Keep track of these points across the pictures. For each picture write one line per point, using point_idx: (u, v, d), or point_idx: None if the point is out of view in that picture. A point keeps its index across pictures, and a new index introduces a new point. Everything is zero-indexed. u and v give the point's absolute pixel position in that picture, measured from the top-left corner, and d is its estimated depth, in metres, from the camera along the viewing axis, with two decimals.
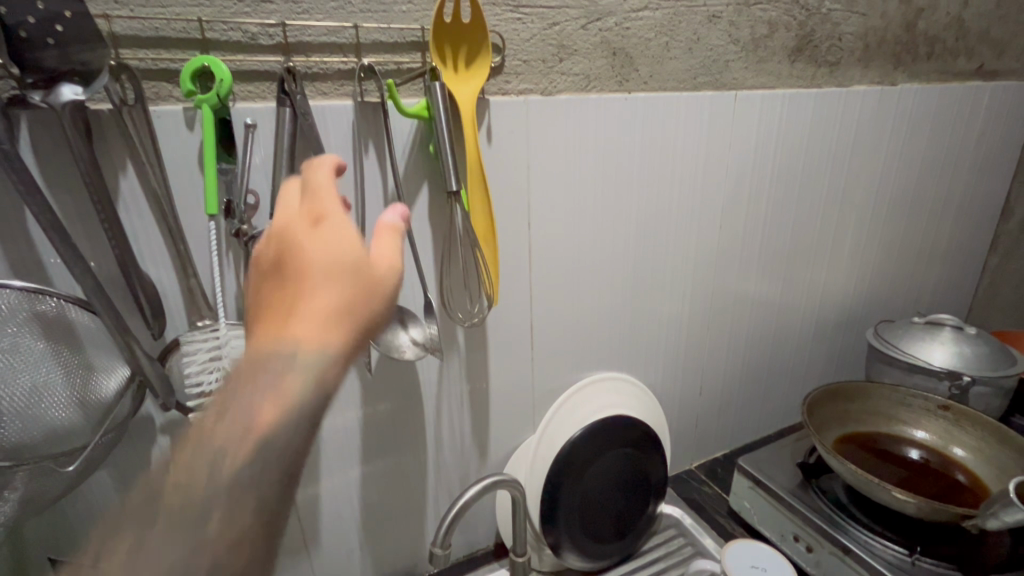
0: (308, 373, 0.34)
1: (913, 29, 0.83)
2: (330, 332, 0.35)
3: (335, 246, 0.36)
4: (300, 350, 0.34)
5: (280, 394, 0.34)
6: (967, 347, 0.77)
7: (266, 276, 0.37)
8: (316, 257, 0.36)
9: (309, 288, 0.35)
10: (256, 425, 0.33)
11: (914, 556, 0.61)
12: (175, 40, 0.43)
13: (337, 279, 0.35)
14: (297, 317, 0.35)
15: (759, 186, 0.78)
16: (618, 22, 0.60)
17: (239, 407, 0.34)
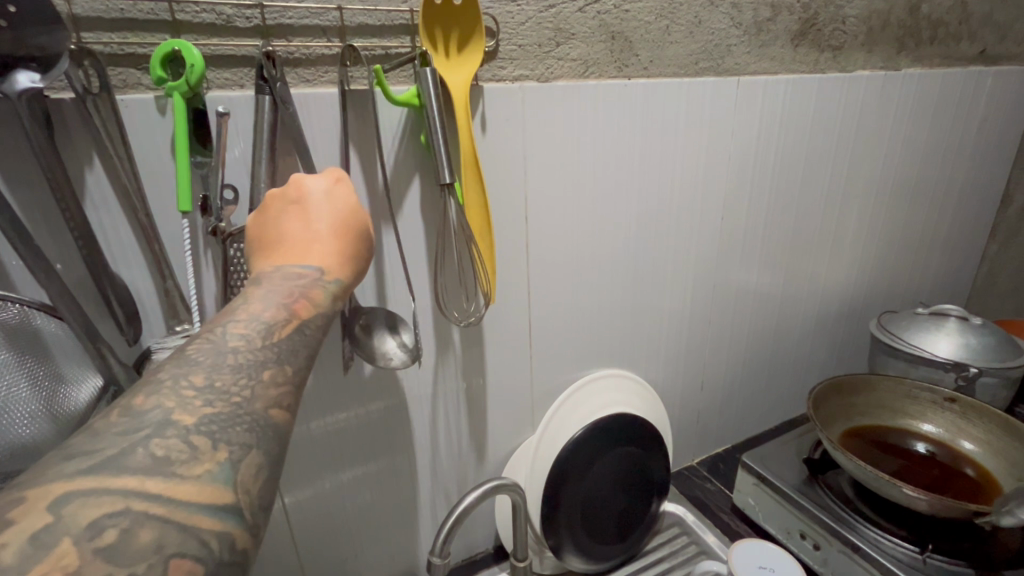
0: (328, 291, 0.33)
1: (917, 12, 0.81)
2: (345, 267, 0.35)
3: (342, 199, 0.37)
4: (319, 273, 0.34)
5: (306, 300, 0.32)
6: (974, 338, 0.76)
7: (273, 211, 0.36)
8: (333, 201, 0.37)
9: (327, 225, 0.36)
10: (294, 314, 0.30)
11: (924, 554, 0.59)
12: (143, 23, 0.39)
13: (353, 223, 0.37)
14: (314, 245, 0.35)
15: (762, 175, 0.75)
16: (616, 5, 0.57)
17: (271, 298, 0.31)
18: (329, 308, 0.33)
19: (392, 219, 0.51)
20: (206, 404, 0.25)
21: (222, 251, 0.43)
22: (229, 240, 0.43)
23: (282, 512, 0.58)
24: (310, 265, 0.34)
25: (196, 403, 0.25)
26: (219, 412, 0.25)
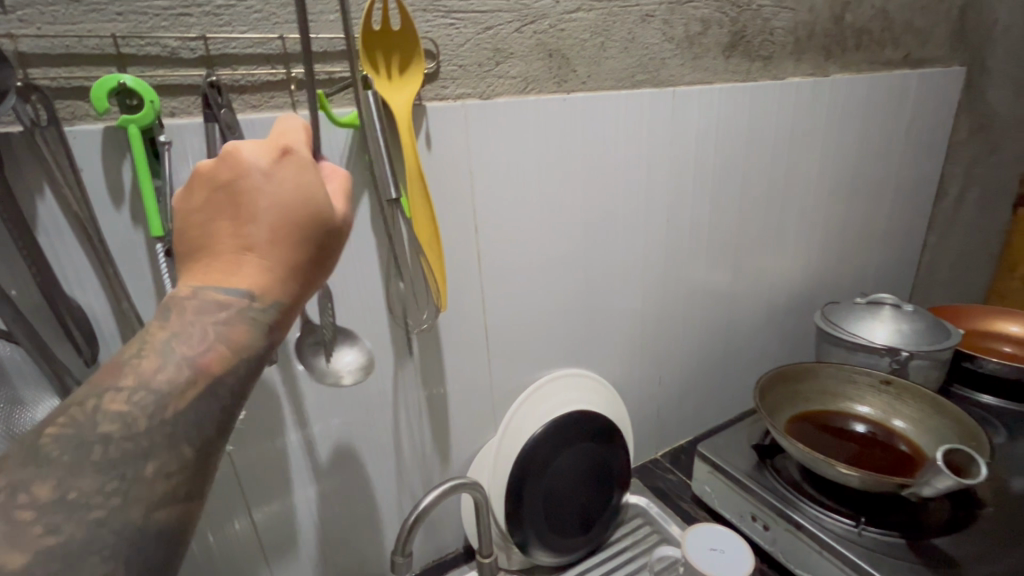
0: (257, 319, 0.32)
1: (841, 22, 0.87)
2: (285, 282, 0.33)
3: (284, 194, 0.33)
4: (250, 297, 0.32)
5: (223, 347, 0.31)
6: (906, 323, 0.82)
7: (208, 205, 0.33)
8: (275, 193, 0.32)
9: (263, 230, 0.32)
10: (198, 374, 0.29)
11: (858, 525, 0.63)
12: (88, 57, 0.41)
13: (296, 221, 0.33)
14: (248, 258, 0.32)
15: (704, 177, 0.80)
16: (552, 24, 0.61)
17: (173, 351, 0.29)
18: (252, 346, 0.32)
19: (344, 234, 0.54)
20: (46, 533, 0.25)
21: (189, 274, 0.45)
22: None
23: (250, 523, 0.59)
24: (242, 290, 0.32)
25: (33, 532, 0.24)
26: (67, 541, 0.25)
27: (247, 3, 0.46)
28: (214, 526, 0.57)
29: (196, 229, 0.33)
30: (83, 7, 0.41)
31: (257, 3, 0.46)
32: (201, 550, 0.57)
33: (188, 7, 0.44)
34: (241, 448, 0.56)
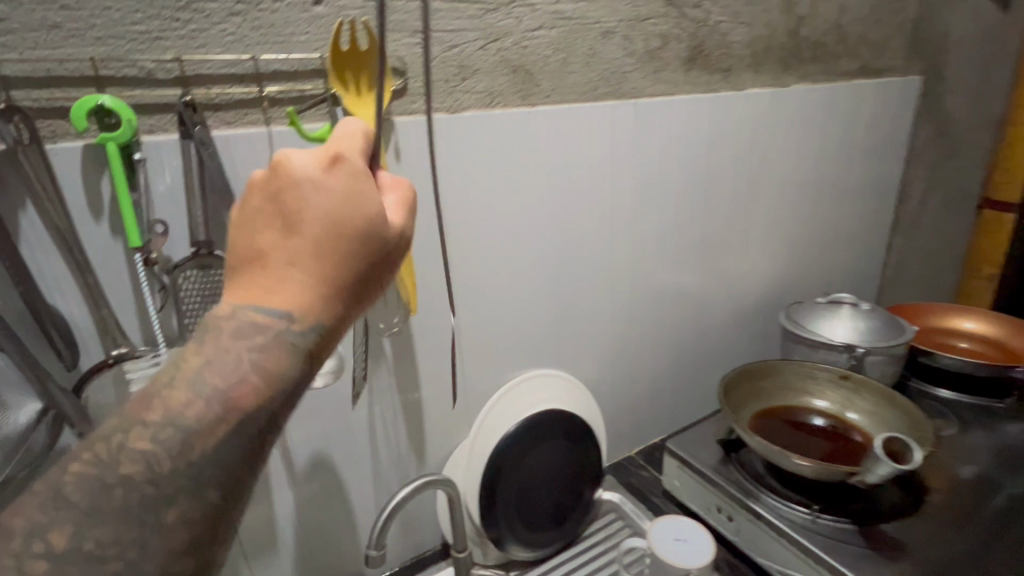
0: (294, 344, 0.32)
1: (796, 35, 0.91)
2: (334, 304, 0.33)
3: (331, 207, 0.32)
4: (299, 319, 0.32)
5: (261, 378, 0.31)
6: (863, 322, 0.86)
7: (256, 213, 0.32)
8: (331, 208, 0.32)
9: (315, 248, 0.32)
10: (226, 412, 0.30)
11: (812, 513, 0.67)
12: (69, 80, 0.44)
13: (349, 240, 0.32)
14: (299, 276, 0.32)
15: (667, 184, 0.83)
16: (515, 41, 0.64)
17: (205, 384, 0.30)
18: (285, 377, 0.32)
19: None
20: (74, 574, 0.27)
21: (169, 282, 0.49)
22: (175, 271, 0.49)
23: None
24: (290, 310, 0.32)
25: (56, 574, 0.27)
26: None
27: (220, 27, 0.48)
28: None
29: (242, 239, 0.32)
30: (63, 33, 0.43)
31: (231, 27, 0.49)
32: None
33: (164, 31, 0.46)
34: None
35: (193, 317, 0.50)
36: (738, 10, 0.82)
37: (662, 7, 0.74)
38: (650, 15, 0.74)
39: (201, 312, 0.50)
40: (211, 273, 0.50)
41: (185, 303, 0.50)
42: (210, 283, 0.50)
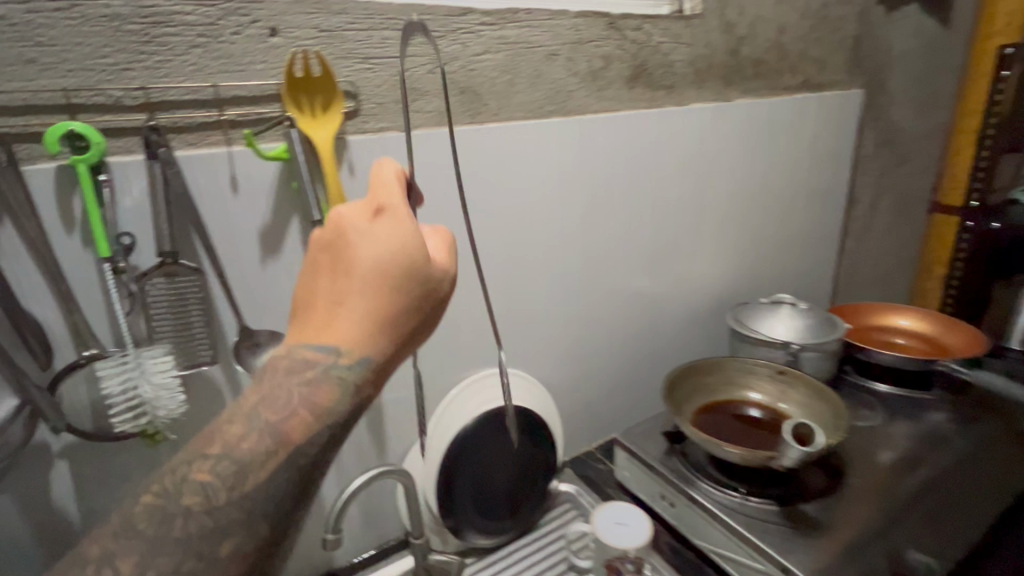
0: (341, 375, 0.38)
1: (737, 54, 0.98)
2: (382, 340, 0.39)
3: (374, 253, 0.38)
4: (353, 355, 0.38)
5: (317, 413, 0.38)
6: (801, 321, 0.92)
7: (316, 263, 0.40)
8: (377, 255, 0.38)
9: (363, 290, 0.38)
10: (278, 444, 0.36)
11: (741, 497, 0.73)
12: (43, 108, 0.49)
13: (390, 281, 0.39)
14: (351, 317, 0.39)
15: (614, 193, 0.89)
16: (462, 65, 0.70)
17: (261, 418, 0.36)
18: (332, 411, 0.38)
19: (276, 252, 0.62)
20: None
21: (138, 290, 0.53)
22: (142, 279, 0.53)
23: None
24: (345, 347, 0.38)
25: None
26: None
27: (183, 58, 0.54)
28: None
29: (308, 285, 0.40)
30: (38, 67, 0.48)
31: (192, 58, 0.54)
32: None
33: (131, 63, 0.52)
34: None
35: (160, 321, 0.54)
36: (679, 32, 0.89)
37: (604, 30, 0.80)
38: (592, 38, 0.80)
39: (167, 316, 0.55)
40: (177, 280, 0.55)
41: (152, 308, 0.54)
42: (175, 290, 0.55)
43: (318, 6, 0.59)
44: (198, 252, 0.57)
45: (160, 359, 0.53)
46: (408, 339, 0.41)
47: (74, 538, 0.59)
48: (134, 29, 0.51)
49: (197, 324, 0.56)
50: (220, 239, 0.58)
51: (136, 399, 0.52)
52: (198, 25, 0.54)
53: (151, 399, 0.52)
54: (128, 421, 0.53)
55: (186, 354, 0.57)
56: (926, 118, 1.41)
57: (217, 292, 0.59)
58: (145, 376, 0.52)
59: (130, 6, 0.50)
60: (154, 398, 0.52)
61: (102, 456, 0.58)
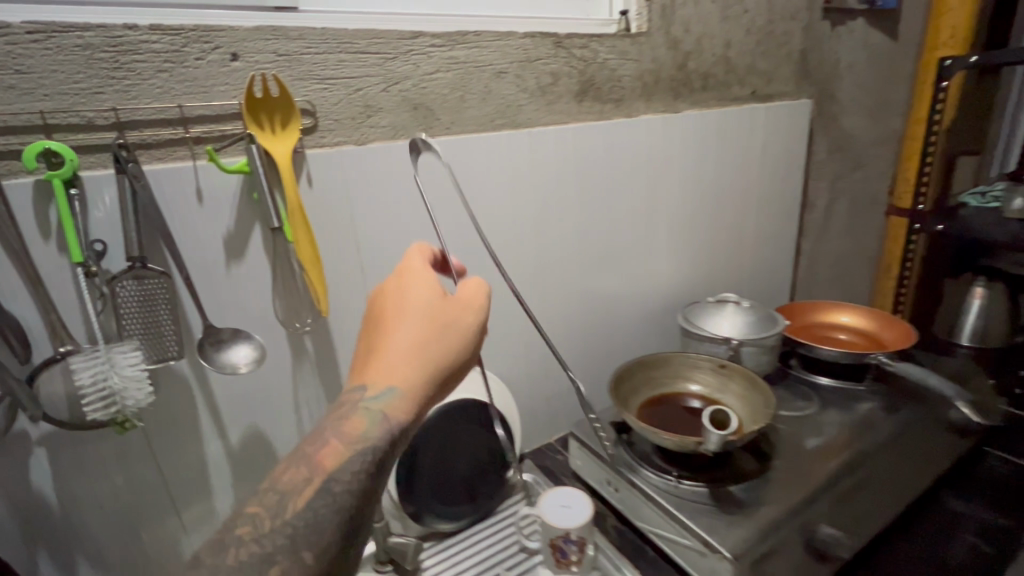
0: (365, 404, 0.50)
1: (685, 68, 1.04)
2: (410, 370, 0.52)
3: (393, 311, 0.54)
4: (384, 386, 0.51)
5: (351, 440, 0.49)
6: (743, 318, 0.98)
7: (365, 329, 0.57)
8: (408, 303, 0.54)
9: (385, 337, 0.53)
10: (313, 472, 0.47)
11: (675, 480, 0.79)
12: (22, 128, 0.55)
13: (403, 327, 0.53)
14: (387, 355, 0.52)
15: (566, 200, 0.95)
16: (415, 83, 0.76)
17: (301, 458, 0.49)
18: (358, 440, 0.49)
19: (239, 256, 0.67)
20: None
21: (109, 292, 0.58)
22: (113, 281, 0.58)
23: (168, 495, 0.71)
24: (379, 379, 0.51)
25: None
26: None
27: (150, 82, 0.59)
28: (136, 497, 0.69)
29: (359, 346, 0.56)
30: (17, 92, 0.54)
31: (159, 82, 0.60)
32: (124, 519, 0.69)
33: (102, 87, 0.57)
34: (156, 432, 0.68)
35: (130, 320, 0.60)
36: (625, 49, 0.95)
37: (551, 49, 0.86)
38: (540, 57, 0.86)
39: (137, 315, 0.60)
40: (145, 282, 0.60)
41: (122, 308, 0.60)
42: (144, 291, 0.60)
43: (275, 32, 0.65)
44: (166, 257, 0.63)
45: (130, 353, 0.59)
46: (423, 376, 0.52)
47: (52, 519, 0.64)
48: (105, 57, 0.57)
49: (165, 322, 0.62)
50: (186, 245, 0.64)
51: (107, 387, 0.57)
52: (164, 52, 0.59)
53: (122, 386, 0.58)
54: (99, 408, 0.57)
55: (154, 349, 0.62)
56: (879, 125, 1.48)
57: (185, 294, 0.65)
58: (116, 367, 0.57)
59: (101, 37, 0.56)
60: (124, 386, 0.58)
61: (78, 442, 0.64)
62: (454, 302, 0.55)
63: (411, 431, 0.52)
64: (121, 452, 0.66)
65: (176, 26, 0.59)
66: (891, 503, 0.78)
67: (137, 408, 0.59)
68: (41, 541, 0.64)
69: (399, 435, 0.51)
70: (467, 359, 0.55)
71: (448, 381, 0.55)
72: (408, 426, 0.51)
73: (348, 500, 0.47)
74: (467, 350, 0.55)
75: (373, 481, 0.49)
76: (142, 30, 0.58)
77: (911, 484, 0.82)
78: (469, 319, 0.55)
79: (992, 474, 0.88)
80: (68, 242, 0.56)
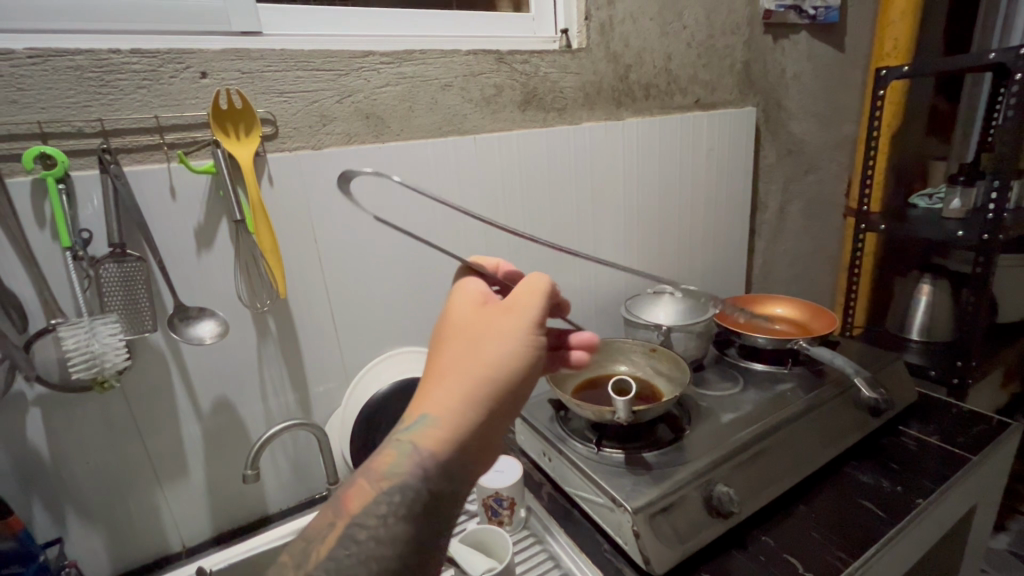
0: (401, 435, 0.51)
1: (627, 79, 1.14)
2: (441, 399, 0.52)
3: (438, 339, 0.56)
4: (417, 415, 0.51)
5: (381, 474, 0.50)
6: (677, 307, 1.07)
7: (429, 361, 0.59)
8: (448, 327, 0.56)
9: (429, 364, 0.55)
10: (338, 519, 0.50)
11: (598, 448, 0.87)
12: (21, 134, 0.66)
13: (441, 353, 0.55)
14: (428, 383, 0.54)
15: (513, 198, 1.05)
16: (367, 96, 0.87)
17: (331, 507, 0.52)
18: (386, 478, 0.50)
19: (208, 244, 0.78)
20: None
21: (94, 272, 0.70)
22: (98, 264, 0.70)
23: (147, 453, 0.81)
24: (416, 409, 0.52)
25: None
26: None
27: (131, 97, 0.71)
28: (119, 454, 0.79)
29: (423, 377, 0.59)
30: (19, 107, 0.65)
31: (139, 97, 0.71)
32: (107, 473, 0.79)
33: (91, 102, 0.69)
34: (135, 397, 0.79)
35: (113, 296, 0.71)
36: (566, 63, 1.05)
37: (493, 64, 0.97)
38: (483, 71, 0.96)
39: (119, 292, 0.71)
40: (125, 265, 0.71)
41: (106, 287, 0.71)
42: (125, 272, 0.71)
43: (239, 53, 0.76)
44: (144, 244, 0.74)
45: (111, 325, 0.69)
46: (456, 403, 0.51)
47: (45, 470, 0.75)
48: (93, 76, 0.68)
49: (142, 299, 0.73)
50: (160, 234, 0.75)
51: (90, 353, 0.68)
52: (143, 72, 0.71)
53: (102, 351, 0.68)
54: (84, 370, 0.68)
55: (133, 322, 0.73)
56: (831, 130, 1.56)
57: (160, 277, 0.76)
58: (97, 336, 0.68)
59: (90, 59, 0.68)
60: (104, 351, 0.68)
61: (68, 404, 0.74)
62: (497, 316, 0.55)
63: (450, 463, 0.50)
64: (105, 413, 0.77)
65: (154, 50, 0.71)
66: (792, 469, 0.86)
67: (115, 370, 0.70)
68: (36, 489, 0.75)
69: (432, 467, 0.50)
70: (510, 379, 0.52)
71: (494, 405, 0.51)
72: (442, 458, 0.50)
73: (374, 548, 0.48)
74: (510, 368, 0.52)
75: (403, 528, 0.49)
76: (124, 53, 0.69)
77: (817, 455, 0.89)
78: (509, 332, 0.53)
79: (896, 449, 0.97)
80: (59, 230, 0.67)
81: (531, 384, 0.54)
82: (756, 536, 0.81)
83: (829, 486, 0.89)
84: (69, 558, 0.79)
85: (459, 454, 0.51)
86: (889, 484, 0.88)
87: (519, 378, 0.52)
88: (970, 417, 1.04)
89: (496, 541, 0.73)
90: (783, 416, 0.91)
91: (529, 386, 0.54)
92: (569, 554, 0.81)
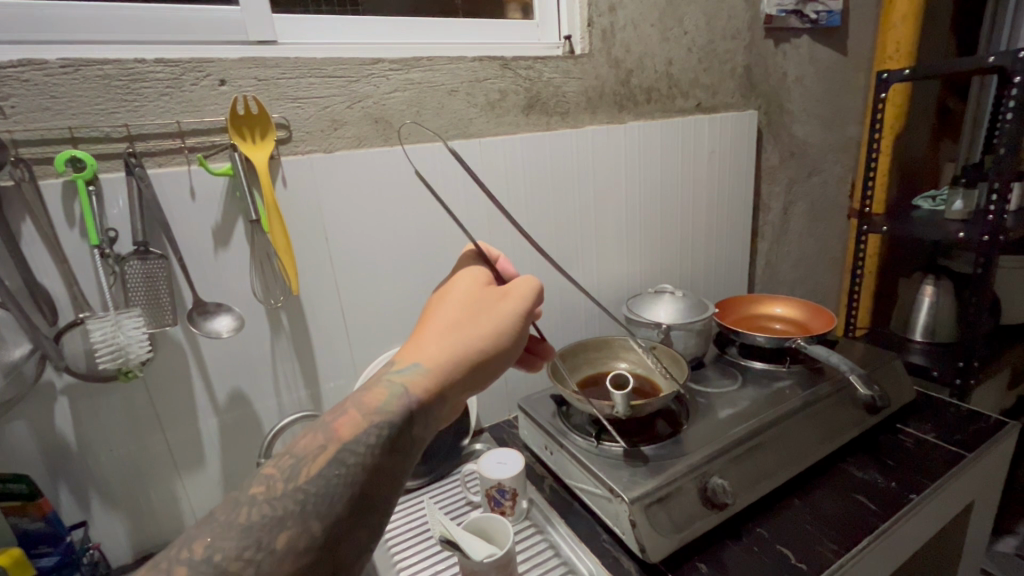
0: (391, 379, 0.55)
1: (628, 83, 1.17)
2: (436, 354, 0.57)
3: (435, 310, 0.63)
4: (411, 363, 0.56)
5: (372, 407, 0.52)
6: (676, 306, 1.10)
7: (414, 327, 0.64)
8: (448, 301, 0.63)
9: (424, 328, 0.61)
10: (330, 441, 0.49)
11: (598, 442, 0.90)
12: (51, 138, 0.70)
13: (439, 321, 0.61)
14: (425, 340, 0.60)
15: (517, 200, 1.08)
16: (376, 101, 0.91)
17: (323, 426, 0.50)
18: (373, 413, 0.51)
19: (225, 244, 0.82)
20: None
21: (120, 269, 0.74)
22: (123, 262, 0.74)
23: (165, 441, 0.85)
24: (409, 357, 0.57)
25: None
26: None
27: (154, 103, 0.75)
28: (139, 441, 0.83)
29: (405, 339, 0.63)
30: (51, 113, 0.70)
31: (163, 104, 0.75)
32: (128, 460, 0.83)
33: (119, 109, 0.73)
34: (156, 388, 0.83)
35: (136, 292, 0.76)
36: (569, 68, 1.08)
37: (497, 71, 1.01)
38: (488, 77, 1.00)
39: (143, 288, 0.76)
40: (148, 262, 0.75)
41: (130, 282, 0.75)
42: (149, 269, 0.76)
43: (255, 61, 0.80)
44: (165, 243, 0.78)
45: (135, 320, 0.74)
46: (449, 359, 0.57)
47: (70, 454, 0.79)
48: (119, 84, 0.73)
49: (164, 294, 0.77)
50: (181, 233, 0.79)
51: (115, 346, 0.72)
52: (166, 80, 0.75)
53: (127, 344, 0.73)
54: (111, 362, 0.72)
55: (154, 317, 0.77)
56: (835, 132, 1.57)
57: (179, 273, 0.80)
58: (123, 330, 0.72)
59: (118, 69, 0.72)
60: (129, 344, 0.73)
61: (91, 394, 0.78)
62: (500, 299, 0.64)
63: (431, 412, 0.54)
64: (127, 403, 0.81)
65: (176, 59, 0.75)
66: (787, 463, 0.88)
67: (139, 361, 0.74)
68: (62, 473, 0.79)
69: (418, 410, 0.53)
70: (497, 352, 0.59)
71: (478, 371, 0.58)
72: (428, 404, 0.54)
73: (359, 473, 0.48)
74: (504, 338, 0.60)
75: (386, 457, 0.50)
76: (149, 63, 0.74)
77: (813, 451, 0.91)
78: (511, 307, 0.62)
79: (892, 446, 0.98)
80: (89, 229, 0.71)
81: (508, 364, 0.62)
82: (752, 528, 0.83)
83: (824, 481, 0.91)
84: (92, 542, 0.83)
85: (439, 406, 0.55)
86: (884, 480, 0.90)
87: (503, 352, 0.60)
88: (968, 416, 1.05)
89: (498, 529, 0.76)
90: (780, 412, 0.93)
91: (507, 364, 0.62)
92: (569, 545, 0.83)
